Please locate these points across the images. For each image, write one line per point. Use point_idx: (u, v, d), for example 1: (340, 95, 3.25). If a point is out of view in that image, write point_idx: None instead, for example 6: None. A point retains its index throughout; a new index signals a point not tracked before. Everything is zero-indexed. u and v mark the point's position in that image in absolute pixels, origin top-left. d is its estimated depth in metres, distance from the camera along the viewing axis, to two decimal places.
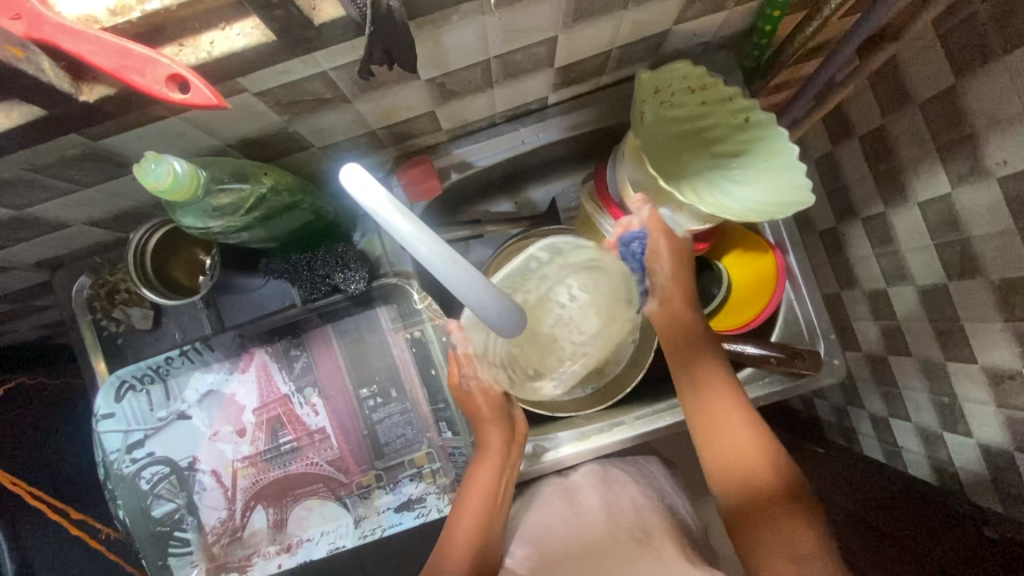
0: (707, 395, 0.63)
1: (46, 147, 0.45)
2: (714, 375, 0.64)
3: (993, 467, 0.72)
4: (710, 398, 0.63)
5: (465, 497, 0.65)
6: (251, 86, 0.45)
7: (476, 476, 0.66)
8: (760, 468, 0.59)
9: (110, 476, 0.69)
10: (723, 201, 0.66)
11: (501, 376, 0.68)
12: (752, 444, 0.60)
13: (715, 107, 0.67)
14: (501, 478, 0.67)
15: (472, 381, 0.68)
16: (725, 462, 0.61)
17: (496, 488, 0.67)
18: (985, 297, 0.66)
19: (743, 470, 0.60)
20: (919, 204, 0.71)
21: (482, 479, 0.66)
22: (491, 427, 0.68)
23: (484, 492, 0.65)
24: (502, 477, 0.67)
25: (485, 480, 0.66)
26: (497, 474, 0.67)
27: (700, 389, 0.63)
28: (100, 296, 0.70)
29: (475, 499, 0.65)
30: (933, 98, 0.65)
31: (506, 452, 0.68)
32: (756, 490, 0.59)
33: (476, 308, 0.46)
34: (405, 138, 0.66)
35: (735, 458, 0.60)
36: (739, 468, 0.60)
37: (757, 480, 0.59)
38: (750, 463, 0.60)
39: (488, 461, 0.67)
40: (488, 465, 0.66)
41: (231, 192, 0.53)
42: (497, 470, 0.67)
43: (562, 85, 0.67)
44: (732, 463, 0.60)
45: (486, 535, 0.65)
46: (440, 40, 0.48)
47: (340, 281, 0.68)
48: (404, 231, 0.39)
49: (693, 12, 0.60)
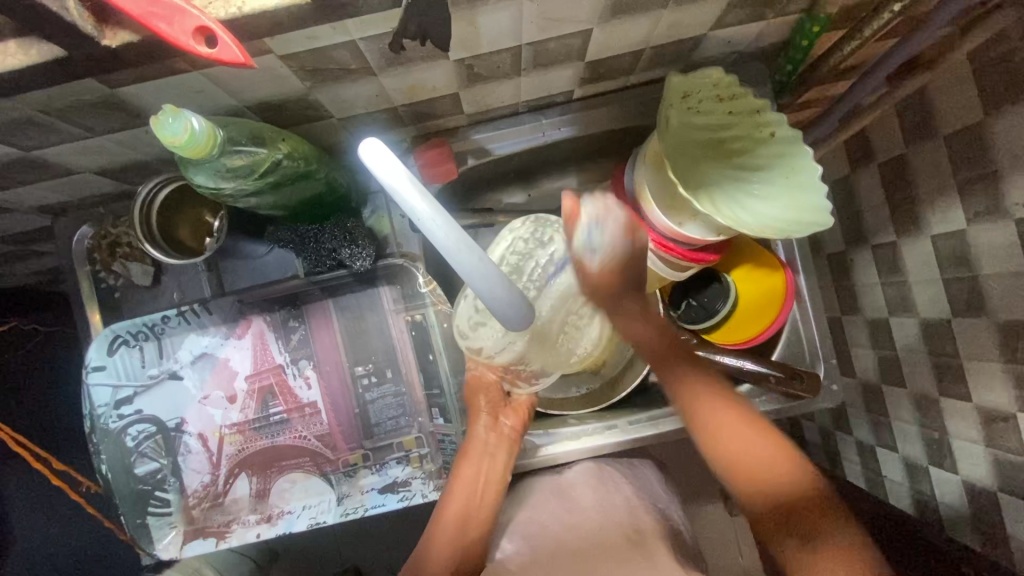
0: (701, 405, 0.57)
1: (62, 91, 0.44)
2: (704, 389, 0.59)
3: (974, 505, 0.72)
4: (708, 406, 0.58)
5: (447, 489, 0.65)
6: (277, 48, 0.44)
7: (455, 474, 0.65)
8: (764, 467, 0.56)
9: (96, 430, 0.69)
10: (740, 215, 0.64)
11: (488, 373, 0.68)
12: (773, 453, 0.56)
13: (741, 118, 0.66)
14: (481, 469, 0.66)
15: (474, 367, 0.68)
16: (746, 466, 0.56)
17: (477, 486, 0.65)
18: (988, 336, 0.65)
19: (764, 472, 0.55)
20: (932, 236, 0.71)
21: (464, 473, 0.65)
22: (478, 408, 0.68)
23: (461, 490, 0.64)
24: (482, 470, 0.66)
25: (463, 473, 0.65)
26: (477, 467, 0.66)
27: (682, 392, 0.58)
28: (101, 248, 0.69)
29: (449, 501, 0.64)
30: (959, 131, 0.64)
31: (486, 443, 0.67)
32: (784, 498, 0.54)
33: (488, 301, 0.45)
34: (426, 118, 0.65)
35: (758, 469, 0.55)
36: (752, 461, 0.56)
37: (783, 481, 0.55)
38: (767, 468, 0.56)
39: (468, 448, 0.66)
40: (465, 456, 0.66)
41: (247, 155, 0.51)
42: (481, 457, 0.66)
43: (590, 80, 0.66)
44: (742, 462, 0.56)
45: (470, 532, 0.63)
46: (474, 21, 0.46)
47: (345, 257, 0.66)
48: (421, 211, 0.38)
49: (732, 19, 0.58)
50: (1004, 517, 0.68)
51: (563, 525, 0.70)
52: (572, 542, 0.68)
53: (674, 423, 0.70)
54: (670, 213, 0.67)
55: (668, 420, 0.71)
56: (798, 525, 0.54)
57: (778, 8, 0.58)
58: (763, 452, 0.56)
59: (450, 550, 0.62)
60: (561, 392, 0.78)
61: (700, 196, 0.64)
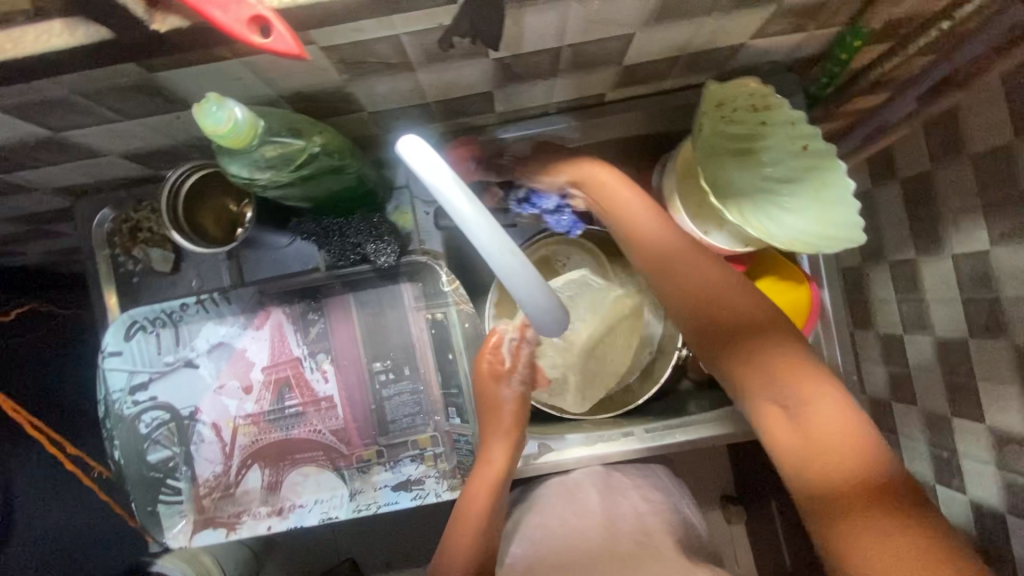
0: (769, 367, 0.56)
1: (101, 74, 0.43)
2: (780, 355, 0.56)
3: (981, 526, 0.72)
4: (785, 372, 0.55)
5: (460, 514, 0.63)
6: (320, 40, 0.43)
7: (469, 510, 0.62)
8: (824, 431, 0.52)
9: (110, 415, 0.68)
10: (768, 226, 0.65)
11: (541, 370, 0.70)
12: (850, 429, 0.52)
13: (775, 129, 0.65)
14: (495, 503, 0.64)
15: (514, 387, 0.67)
16: (811, 436, 0.52)
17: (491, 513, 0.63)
18: (1005, 359, 0.65)
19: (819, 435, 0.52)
20: (953, 255, 0.70)
21: (476, 501, 0.63)
22: (492, 434, 0.65)
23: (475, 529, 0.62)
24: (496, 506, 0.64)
25: (477, 509, 0.62)
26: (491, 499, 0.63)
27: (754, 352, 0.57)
28: (122, 232, 0.69)
29: (460, 539, 0.61)
30: (987, 152, 0.63)
31: (499, 477, 0.64)
32: (848, 473, 0.50)
33: (529, 311, 0.44)
34: (456, 115, 0.65)
35: (827, 442, 0.51)
36: (819, 431, 0.52)
37: (848, 458, 0.51)
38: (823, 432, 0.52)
39: (479, 478, 0.64)
40: (478, 486, 0.63)
41: (281, 146, 0.50)
42: (494, 488, 0.64)
43: (623, 84, 0.65)
44: (808, 430, 0.53)
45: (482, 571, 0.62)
46: (520, 21, 0.45)
47: (370, 252, 0.67)
48: (465, 213, 0.38)
49: (773, 29, 0.58)
50: (1011, 540, 0.67)
51: (569, 529, 0.70)
52: (579, 547, 0.67)
53: (691, 432, 0.70)
54: (698, 221, 0.68)
55: (685, 429, 0.71)
56: (857, 505, 0.49)
57: (820, 19, 0.57)
58: (835, 425, 0.52)
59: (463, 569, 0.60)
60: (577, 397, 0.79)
61: (729, 207, 0.65)
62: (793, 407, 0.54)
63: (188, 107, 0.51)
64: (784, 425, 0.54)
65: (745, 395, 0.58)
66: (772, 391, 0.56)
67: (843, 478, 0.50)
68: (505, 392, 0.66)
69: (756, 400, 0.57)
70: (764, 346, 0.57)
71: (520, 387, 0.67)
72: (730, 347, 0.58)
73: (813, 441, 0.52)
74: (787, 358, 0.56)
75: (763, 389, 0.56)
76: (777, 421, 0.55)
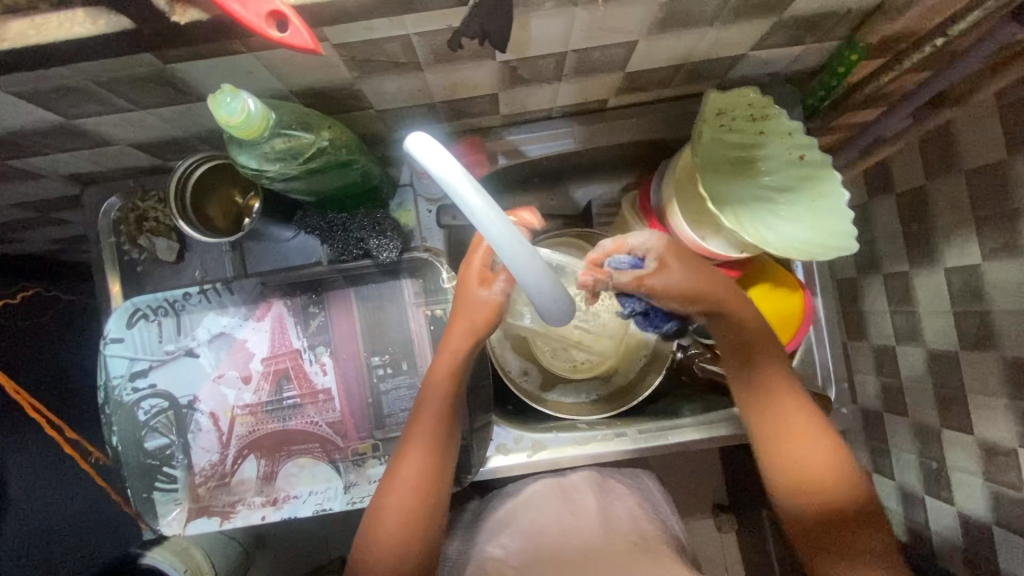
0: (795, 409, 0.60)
1: (117, 63, 0.44)
2: (788, 399, 0.61)
3: (968, 536, 0.73)
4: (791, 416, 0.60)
5: (394, 481, 0.60)
6: (334, 37, 0.44)
7: (410, 450, 0.60)
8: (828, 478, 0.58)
9: (110, 401, 0.69)
10: (767, 234, 0.66)
11: (519, 371, 0.80)
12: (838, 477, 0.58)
13: (773, 138, 0.66)
14: (441, 441, 0.61)
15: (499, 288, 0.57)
16: (792, 471, 0.59)
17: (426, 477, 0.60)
18: (994, 372, 0.66)
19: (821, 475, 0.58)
20: (946, 269, 0.71)
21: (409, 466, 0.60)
22: (446, 359, 0.60)
23: (421, 472, 0.60)
24: (443, 449, 0.61)
25: (413, 464, 0.60)
26: (426, 459, 0.60)
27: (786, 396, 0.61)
28: (128, 221, 0.70)
29: (409, 479, 0.60)
30: (979, 169, 0.64)
31: (445, 412, 0.61)
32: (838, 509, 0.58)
33: (533, 295, 0.44)
34: (463, 116, 0.66)
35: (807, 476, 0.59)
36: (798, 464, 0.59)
37: (828, 490, 0.58)
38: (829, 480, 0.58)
39: (415, 437, 0.60)
40: (426, 419, 0.61)
41: (291, 139, 0.52)
42: (433, 430, 0.61)
43: (625, 90, 0.67)
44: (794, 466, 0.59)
45: (419, 519, 0.59)
46: (527, 25, 0.47)
47: (373, 247, 0.68)
48: (474, 205, 0.39)
49: (772, 42, 0.59)
50: (996, 551, 0.68)
51: (563, 528, 0.70)
52: (573, 544, 0.68)
53: (683, 435, 0.72)
54: (694, 224, 0.68)
55: (677, 431, 0.72)
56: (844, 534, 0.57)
57: (818, 33, 0.59)
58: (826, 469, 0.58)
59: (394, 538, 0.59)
60: (570, 396, 0.81)
61: (725, 212, 0.65)
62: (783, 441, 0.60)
63: (200, 98, 0.52)
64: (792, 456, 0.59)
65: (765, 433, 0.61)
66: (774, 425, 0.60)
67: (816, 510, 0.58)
68: (485, 297, 0.58)
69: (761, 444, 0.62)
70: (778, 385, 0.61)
71: (502, 294, 0.58)
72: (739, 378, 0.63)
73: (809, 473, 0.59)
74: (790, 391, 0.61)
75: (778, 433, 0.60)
76: (768, 456, 0.60)
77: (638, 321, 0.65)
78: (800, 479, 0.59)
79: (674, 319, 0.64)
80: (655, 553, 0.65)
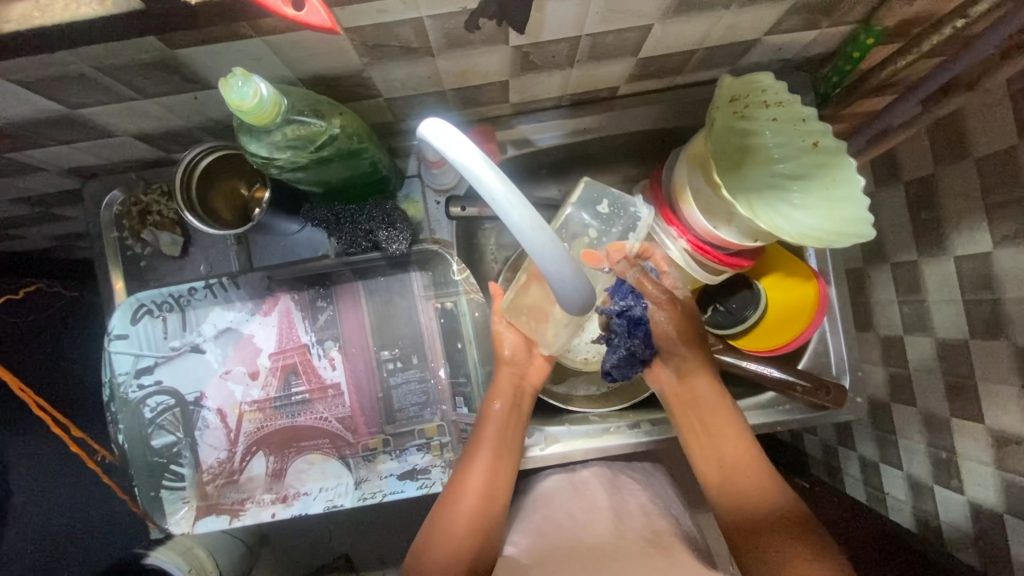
0: (722, 429, 0.64)
1: (121, 48, 0.43)
2: (718, 421, 0.64)
3: (979, 526, 0.72)
4: (721, 436, 0.64)
5: (458, 485, 0.62)
6: (344, 21, 0.43)
7: (476, 458, 0.63)
8: (753, 488, 0.61)
9: (115, 398, 0.68)
10: (783, 223, 0.64)
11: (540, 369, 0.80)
12: (763, 488, 0.61)
13: (786, 125, 0.66)
14: (504, 449, 0.64)
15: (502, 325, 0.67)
16: (725, 486, 0.62)
17: (491, 481, 0.63)
18: (1005, 359, 0.65)
19: (746, 488, 0.61)
20: (955, 257, 0.70)
21: (476, 474, 0.62)
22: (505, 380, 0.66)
23: (485, 476, 0.62)
24: (503, 458, 0.64)
25: (478, 470, 0.62)
26: (490, 465, 0.63)
27: (717, 419, 0.64)
28: (131, 215, 0.69)
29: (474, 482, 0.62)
30: (990, 155, 0.64)
31: (508, 423, 0.65)
32: (764, 518, 0.59)
33: (555, 283, 0.43)
34: (471, 105, 0.65)
35: (744, 489, 0.61)
36: (740, 488, 0.61)
37: (757, 501, 0.60)
38: (749, 491, 0.61)
39: (478, 447, 0.63)
40: (493, 426, 0.64)
41: (302, 126, 0.51)
42: (498, 440, 0.64)
43: (636, 77, 0.66)
44: (734, 488, 0.62)
45: (483, 523, 0.62)
46: (542, 9, 0.46)
47: (383, 239, 0.67)
48: (495, 189, 0.38)
49: (787, 26, 0.58)
50: (1009, 540, 0.68)
51: (574, 523, 0.69)
52: (584, 540, 0.66)
53: None
54: (708, 212, 0.67)
55: None
56: (776, 542, 0.57)
57: (834, 17, 0.58)
58: (750, 481, 0.61)
59: (458, 540, 0.60)
60: (579, 391, 0.80)
61: (739, 198, 0.64)
62: (724, 470, 0.63)
63: (207, 87, 0.51)
64: (721, 473, 0.63)
65: (702, 457, 0.65)
66: (713, 456, 0.64)
67: (756, 521, 0.59)
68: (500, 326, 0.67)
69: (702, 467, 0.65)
70: (714, 417, 0.64)
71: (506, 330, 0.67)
72: (677, 419, 0.67)
73: (734, 486, 0.62)
74: (725, 417, 0.64)
75: (708, 454, 0.64)
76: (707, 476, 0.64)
77: (617, 324, 0.63)
78: (730, 494, 0.62)
79: (651, 349, 0.66)
80: (670, 547, 0.65)
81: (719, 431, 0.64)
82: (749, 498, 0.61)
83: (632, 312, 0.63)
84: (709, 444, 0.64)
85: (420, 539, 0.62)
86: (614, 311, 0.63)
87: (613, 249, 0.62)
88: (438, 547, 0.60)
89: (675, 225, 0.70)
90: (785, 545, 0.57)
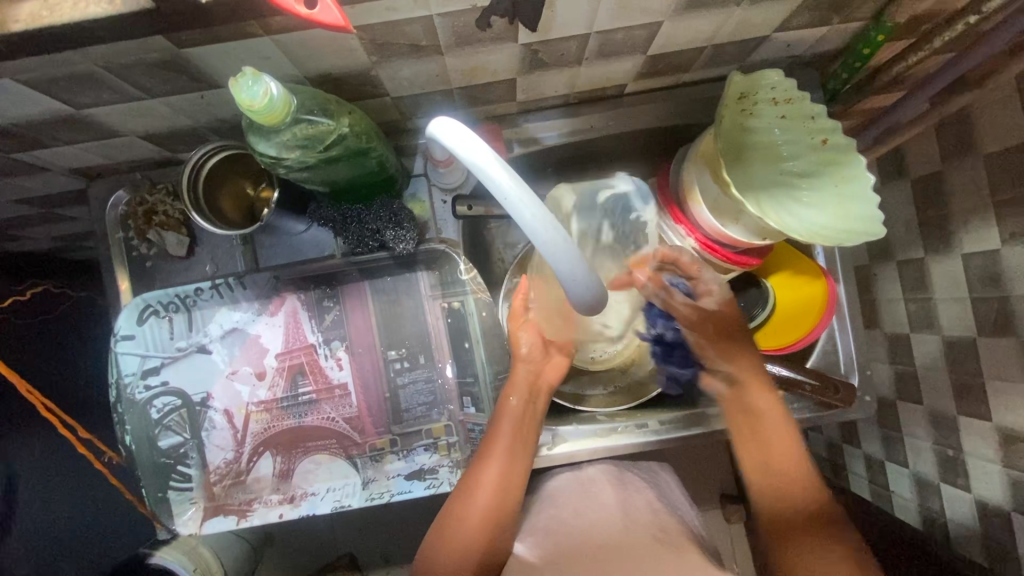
0: (776, 431, 0.63)
1: (129, 47, 0.42)
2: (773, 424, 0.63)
3: (986, 524, 0.72)
4: (774, 437, 0.63)
5: (470, 481, 0.62)
6: (353, 18, 0.43)
7: (490, 456, 0.62)
8: (799, 489, 0.60)
9: (122, 399, 0.68)
10: (792, 221, 0.64)
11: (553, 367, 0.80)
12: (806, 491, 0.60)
13: (795, 123, 0.66)
14: (517, 446, 0.64)
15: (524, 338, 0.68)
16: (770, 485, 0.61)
17: (505, 479, 0.63)
18: (1013, 357, 0.65)
19: (791, 488, 0.60)
20: (963, 254, 0.70)
21: (490, 471, 0.62)
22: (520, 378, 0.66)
23: (499, 473, 0.62)
24: (516, 455, 0.64)
25: (490, 467, 0.62)
26: (502, 462, 0.63)
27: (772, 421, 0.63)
28: (136, 214, 0.68)
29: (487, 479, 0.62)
30: (999, 152, 0.63)
31: (520, 420, 0.65)
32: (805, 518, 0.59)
33: (566, 282, 0.43)
34: (478, 103, 0.65)
35: (789, 489, 0.60)
36: (786, 491, 0.61)
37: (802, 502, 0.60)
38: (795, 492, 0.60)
39: (494, 444, 0.63)
40: (507, 423, 0.64)
41: (312, 125, 0.50)
42: (513, 438, 0.64)
43: (644, 75, 0.65)
44: (781, 487, 0.61)
45: (495, 520, 0.62)
46: (552, 6, 0.45)
47: (389, 239, 0.67)
48: (507, 187, 0.37)
49: (797, 22, 0.58)
50: (1016, 538, 0.68)
51: (581, 522, 0.69)
52: (592, 538, 0.66)
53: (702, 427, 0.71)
54: (717, 211, 0.66)
55: (697, 423, 0.71)
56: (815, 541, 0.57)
57: (844, 14, 0.58)
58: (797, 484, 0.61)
59: (469, 535, 0.60)
60: (585, 390, 0.78)
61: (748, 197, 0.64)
62: (773, 470, 0.62)
63: (214, 85, 0.51)
64: (766, 471, 0.62)
65: (748, 454, 0.64)
66: (761, 458, 0.63)
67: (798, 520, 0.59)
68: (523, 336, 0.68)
69: (748, 463, 0.64)
70: (770, 420, 0.64)
71: (528, 343, 0.67)
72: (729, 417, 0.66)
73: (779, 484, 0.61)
74: (779, 422, 0.63)
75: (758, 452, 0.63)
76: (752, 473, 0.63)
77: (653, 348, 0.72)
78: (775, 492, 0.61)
79: (690, 368, 0.71)
80: (679, 546, 0.64)
81: (773, 432, 0.63)
82: (792, 498, 0.60)
83: (663, 337, 0.70)
84: (761, 443, 0.63)
85: (429, 535, 0.62)
86: (649, 337, 0.71)
87: (635, 269, 0.61)
88: (447, 542, 0.60)
89: (684, 223, 0.69)
90: (829, 548, 0.56)
